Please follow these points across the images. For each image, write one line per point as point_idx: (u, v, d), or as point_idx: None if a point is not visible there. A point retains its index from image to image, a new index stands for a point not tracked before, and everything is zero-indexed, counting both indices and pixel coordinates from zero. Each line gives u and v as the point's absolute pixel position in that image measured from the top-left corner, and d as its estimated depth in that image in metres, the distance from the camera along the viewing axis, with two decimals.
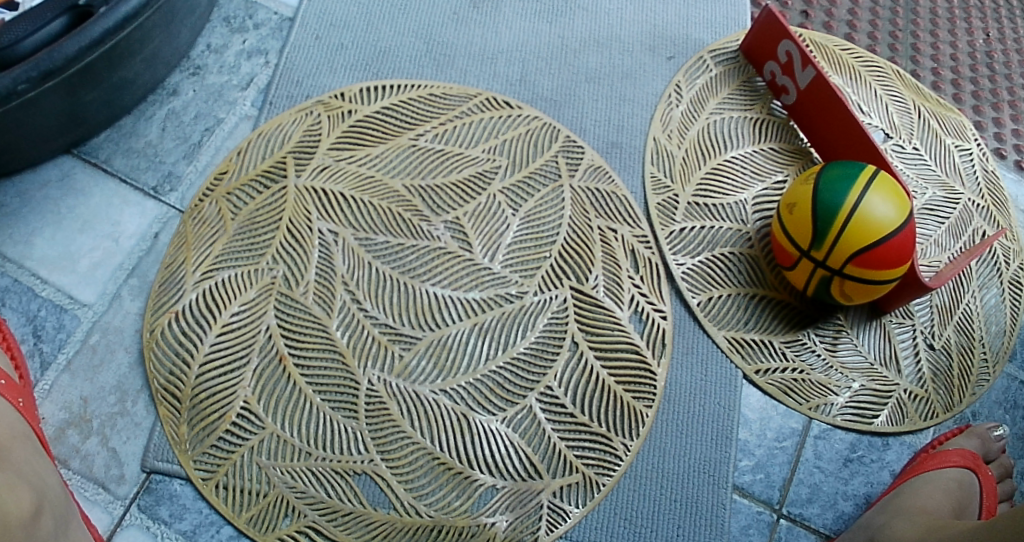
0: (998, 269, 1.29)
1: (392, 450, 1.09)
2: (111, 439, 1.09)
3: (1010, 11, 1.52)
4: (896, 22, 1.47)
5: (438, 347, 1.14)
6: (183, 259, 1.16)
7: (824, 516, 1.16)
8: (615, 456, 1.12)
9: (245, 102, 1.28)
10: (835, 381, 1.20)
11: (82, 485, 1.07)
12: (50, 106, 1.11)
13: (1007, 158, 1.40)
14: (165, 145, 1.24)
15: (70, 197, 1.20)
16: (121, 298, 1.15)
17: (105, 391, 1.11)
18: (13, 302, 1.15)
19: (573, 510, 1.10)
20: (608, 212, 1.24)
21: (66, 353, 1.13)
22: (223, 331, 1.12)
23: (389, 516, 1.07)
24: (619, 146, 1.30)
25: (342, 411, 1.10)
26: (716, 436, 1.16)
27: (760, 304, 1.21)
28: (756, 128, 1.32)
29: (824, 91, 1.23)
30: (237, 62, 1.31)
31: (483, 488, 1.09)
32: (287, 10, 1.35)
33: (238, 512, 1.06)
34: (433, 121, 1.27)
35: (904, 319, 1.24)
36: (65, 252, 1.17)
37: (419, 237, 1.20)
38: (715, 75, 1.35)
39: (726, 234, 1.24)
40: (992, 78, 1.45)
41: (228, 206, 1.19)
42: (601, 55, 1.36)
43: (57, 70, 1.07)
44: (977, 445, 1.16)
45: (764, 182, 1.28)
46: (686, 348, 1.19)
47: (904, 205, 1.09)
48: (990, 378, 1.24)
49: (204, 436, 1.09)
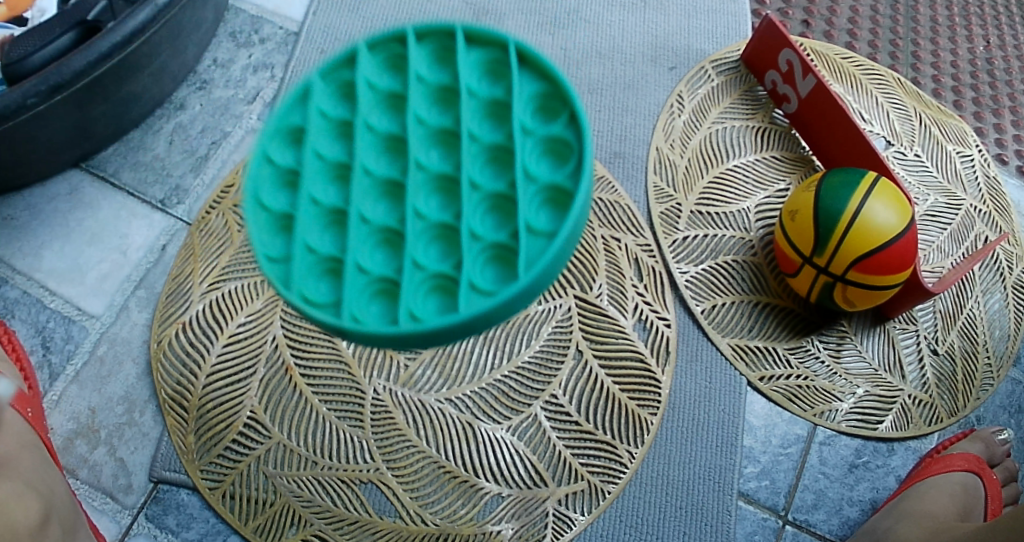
0: (1000, 273, 1.30)
1: (398, 459, 1.10)
2: (119, 449, 1.10)
3: (1010, 18, 1.54)
4: (897, 30, 1.48)
5: (443, 356, 1.15)
6: (190, 271, 1.17)
7: (829, 522, 1.16)
8: (619, 463, 1.12)
9: (251, 116, 1.30)
10: (839, 387, 1.20)
11: (91, 494, 1.08)
12: (59, 120, 1.13)
13: (1009, 163, 1.40)
14: (173, 158, 1.26)
15: (79, 210, 1.22)
16: (129, 309, 1.16)
17: (113, 402, 1.12)
18: (23, 314, 1.16)
19: (578, 517, 1.10)
20: (612, 221, 1.25)
21: (75, 364, 1.14)
22: (230, 341, 1.13)
23: (395, 525, 1.08)
24: (621, 156, 1.31)
25: (348, 420, 1.11)
26: (721, 443, 1.17)
27: (763, 311, 1.22)
28: (757, 137, 1.33)
29: (823, 98, 1.25)
30: (243, 76, 1.32)
31: (489, 496, 1.09)
32: (292, 25, 1.37)
33: (245, 522, 1.07)
34: None
35: (908, 325, 1.24)
36: (74, 265, 1.19)
37: None
38: (717, 85, 1.36)
39: (729, 243, 1.25)
40: (993, 84, 1.46)
41: (235, 218, 1.20)
42: (603, 66, 1.37)
43: (66, 84, 1.08)
44: (982, 449, 1.16)
45: (767, 190, 1.29)
46: (690, 356, 1.20)
47: (905, 211, 1.10)
48: (995, 382, 1.24)
49: (211, 446, 1.09)
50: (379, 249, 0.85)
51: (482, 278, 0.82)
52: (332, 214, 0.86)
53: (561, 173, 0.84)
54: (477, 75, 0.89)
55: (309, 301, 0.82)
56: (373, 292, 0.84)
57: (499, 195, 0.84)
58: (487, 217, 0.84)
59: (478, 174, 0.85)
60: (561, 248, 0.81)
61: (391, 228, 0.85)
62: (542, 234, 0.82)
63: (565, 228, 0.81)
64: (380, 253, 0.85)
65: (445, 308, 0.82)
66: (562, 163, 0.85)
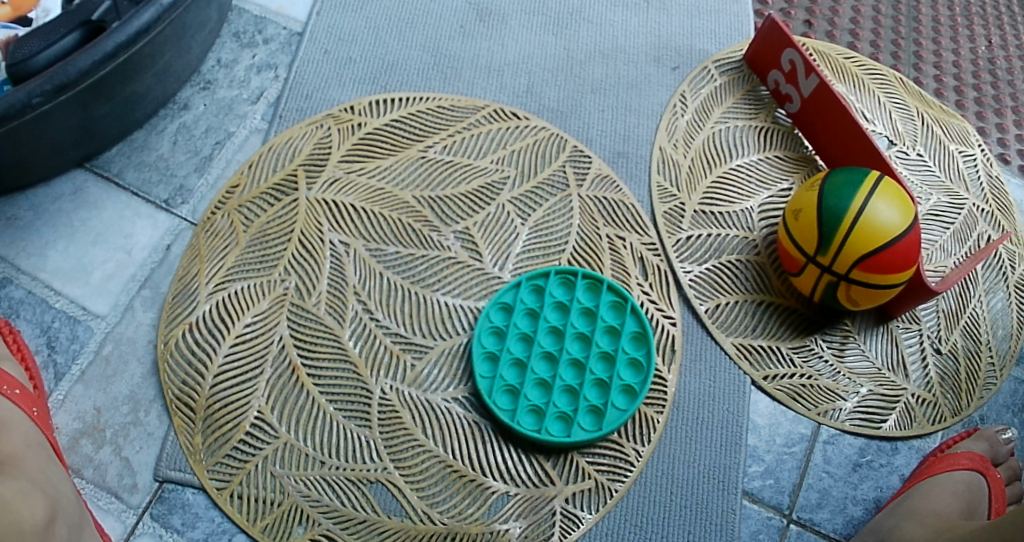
0: (1003, 273, 1.31)
1: (405, 458, 1.10)
2: (124, 449, 1.10)
3: (1011, 18, 1.54)
4: (899, 30, 1.49)
5: (450, 356, 1.15)
6: (196, 272, 1.17)
7: (833, 521, 1.16)
8: (626, 463, 1.13)
9: (256, 116, 1.30)
10: (843, 386, 1.21)
11: (95, 494, 1.08)
12: (63, 120, 1.13)
13: (1011, 163, 1.41)
14: (177, 158, 1.26)
15: (83, 210, 1.22)
16: (134, 309, 1.16)
17: (118, 401, 1.12)
18: (27, 314, 1.16)
19: (585, 516, 1.10)
20: (617, 221, 1.25)
21: (79, 364, 1.14)
22: (237, 342, 1.13)
23: (403, 524, 1.08)
24: (625, 156, 1.31)
25: (355, 420, 1.11)
26: (726, 441, 1.17)
27: (767, 311, 1.22)
28: (760, 136, 1.33)
29: (826, 97, 1.25)
30: (247, 76, 1.32)
31: (496, 496, 1.10)
32: (296, 25, 1.37)
33: (252, 521, 1.07)
34: (441, 133, 1.29)
35: (911, 324, 1.25)
36: (78, 265, 1.18)
37: (429, 247, 1.21)
38: (720, 84, 1.37)
39: (733, 242, 1.26)
40: (995, 84, 1.47)
41: (240, 218, 1.21)
42: (607, 66, 1.37)
43: (71, 84, 1.08)
44: (985, 448, 1.17)
45: (770, 189, 1.30)
46: (695, 355, 1.20)
47: (909, 210, 1.10)
48: (998, 381, 1.24)
49: (219, 446, 1.09)
50: (543, 363, 1.13)
51: (584, 420, 1.11)
52: (517, 361, 1.13)
53: (642, 354, 1.15)
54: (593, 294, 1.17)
55: (496, 406, 1.11)
56: (530, 410, 1.11)
57: (615, 336, 1.15)
58: (600, 366, 1.14)
59: (608, 320, 1.16)
60: (628, 415, 1.12)
61: (545, 380, 1.12)
62: (628, 396, 1.13)
63: (637, 396, 1.12)
64: (545, 367, 1.13)
65: (569, 433, 1.10)
66: (642, 363, 1.14)
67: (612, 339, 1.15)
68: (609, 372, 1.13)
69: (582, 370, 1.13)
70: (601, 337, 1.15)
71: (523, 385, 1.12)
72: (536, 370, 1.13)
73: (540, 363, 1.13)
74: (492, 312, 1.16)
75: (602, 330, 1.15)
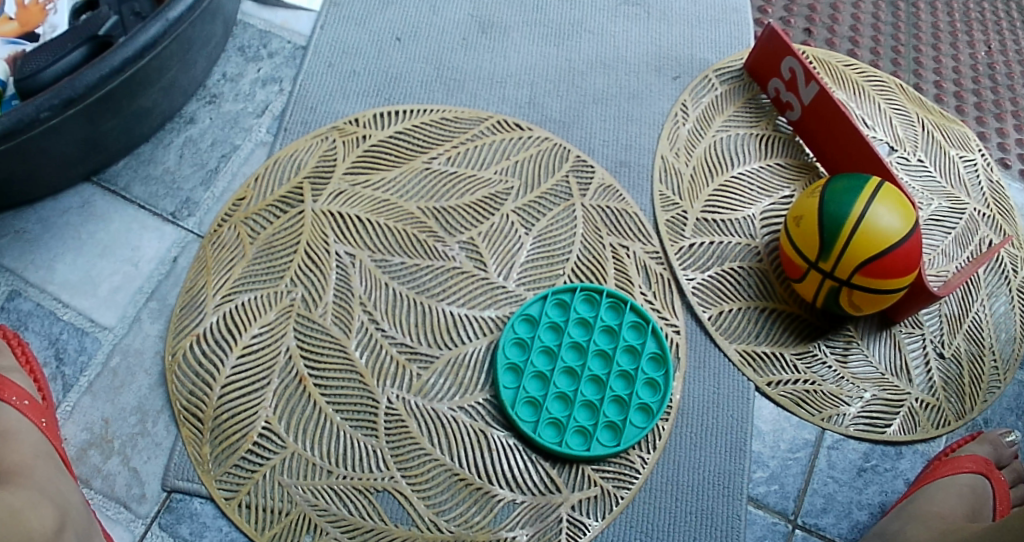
0: (1005, 276, 1.31)
1: (413, 467, 1.11)
2: (132, 459, 1.11)
3: (1010, 24, 1.56)
4: (899, 37, 1.50)
5: (455, 365, 1.16)
6: (203, 284, 1.18)
7: (839, 526, 1.16)
8: (632, 470, 1.13)
9: (261, 129, 1.31)
10: (846, 391, 1.21)
11: (104, 504, 1.09)
12: (70, 134, 1.14)
13: (1012, 167, 1.42)
14: (183, 171, 1.27)
15: (91, 223, 1.23)
16: (141, 321, 1.17)
17: (126, 412, 1.13)
18: (36, 326, 1.17)
19: (592, 523, 1.11)
20: (620, 230, 1.26)
21: (87, 375, 1.15)
22: (243, 353, 1.14)
23: (410, 532, 1.08)
24: (627, 165, 1.32)
25: (363, 429, 1.12)
26: (731, 448, 1.18)
27: (770, 317, 1.23)
28: (762, 144, 1.34)
29: (825, 105, 1.26)
30: (252, 90, 1.34)
31: (503, 504, 1.10)
32: (300, 39, 1.38)
33: (261, 531, 1.07)
34: (445, 144, 1.30)
35: (913, 329, 1.26)
36: (86, 277, 1.20)
37: (434, 258, 1.22)
38: (720, 93, 1.38)
39: (735, 249, 1.27)
40: (995, 89, 1.48)
41: (247, 230, 1.22)
42: (607, 76, 1.39)
43: (79, 98, 1.09)
44: (990, 451, 1.17)
45: (771, 197, 1.31)
46: (698, 362, 1.21)
47: (909, 215, 1.11)
48: (1001, 385, 1.25)
49: (226, 456, 1.10)
50: (564, 377, 1.14)
51: (602, 436, 1.12)
52: (536, 373, 1.14)
53: (661, 375, 1.16)
54: (616, 315, 1.18)
55: (518, 417, 1.12)
56: (550, 422, 1.12)
57: (634, 355, 1.16)
58: (620, 384, 1.15)
59: (628, 340, 1.17)
60: (645, 434, 1.13)
61: (565, 393, 1.13)
62: (646, 415, 1.14)
63: (654, 416, 1.14)
64: (567, 382, 1.14)
65: (588, 447, 1.11)
66: (660, 384, 1.16)
67: (632, 357, 1.16)
68: (629, 390, 1.15)
69: (602, 387, 1.14)
70: (621, 355, 1.16)
71: (544, 397, 1.13)
72: (558, 384, 1.14)
73: (562, 378, 1.14)
74: (515, 324, 1.17)
75: (622, 349, 1.16)
